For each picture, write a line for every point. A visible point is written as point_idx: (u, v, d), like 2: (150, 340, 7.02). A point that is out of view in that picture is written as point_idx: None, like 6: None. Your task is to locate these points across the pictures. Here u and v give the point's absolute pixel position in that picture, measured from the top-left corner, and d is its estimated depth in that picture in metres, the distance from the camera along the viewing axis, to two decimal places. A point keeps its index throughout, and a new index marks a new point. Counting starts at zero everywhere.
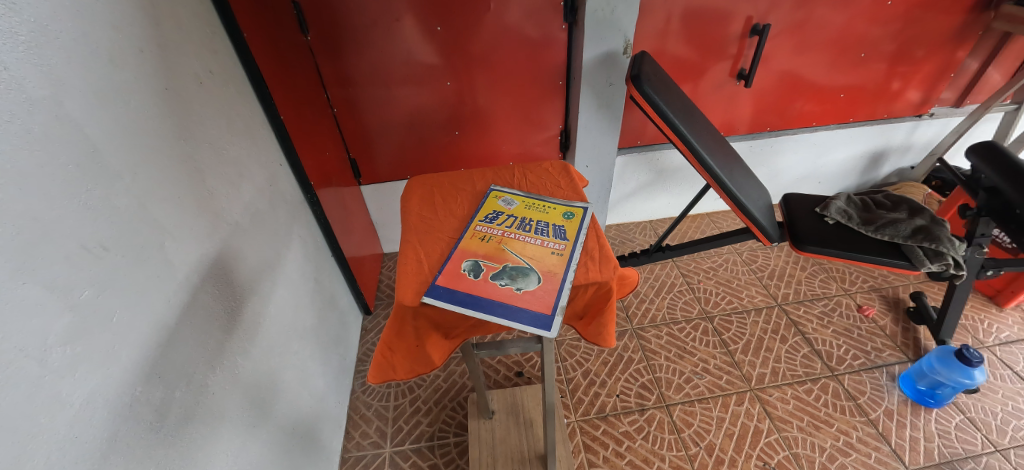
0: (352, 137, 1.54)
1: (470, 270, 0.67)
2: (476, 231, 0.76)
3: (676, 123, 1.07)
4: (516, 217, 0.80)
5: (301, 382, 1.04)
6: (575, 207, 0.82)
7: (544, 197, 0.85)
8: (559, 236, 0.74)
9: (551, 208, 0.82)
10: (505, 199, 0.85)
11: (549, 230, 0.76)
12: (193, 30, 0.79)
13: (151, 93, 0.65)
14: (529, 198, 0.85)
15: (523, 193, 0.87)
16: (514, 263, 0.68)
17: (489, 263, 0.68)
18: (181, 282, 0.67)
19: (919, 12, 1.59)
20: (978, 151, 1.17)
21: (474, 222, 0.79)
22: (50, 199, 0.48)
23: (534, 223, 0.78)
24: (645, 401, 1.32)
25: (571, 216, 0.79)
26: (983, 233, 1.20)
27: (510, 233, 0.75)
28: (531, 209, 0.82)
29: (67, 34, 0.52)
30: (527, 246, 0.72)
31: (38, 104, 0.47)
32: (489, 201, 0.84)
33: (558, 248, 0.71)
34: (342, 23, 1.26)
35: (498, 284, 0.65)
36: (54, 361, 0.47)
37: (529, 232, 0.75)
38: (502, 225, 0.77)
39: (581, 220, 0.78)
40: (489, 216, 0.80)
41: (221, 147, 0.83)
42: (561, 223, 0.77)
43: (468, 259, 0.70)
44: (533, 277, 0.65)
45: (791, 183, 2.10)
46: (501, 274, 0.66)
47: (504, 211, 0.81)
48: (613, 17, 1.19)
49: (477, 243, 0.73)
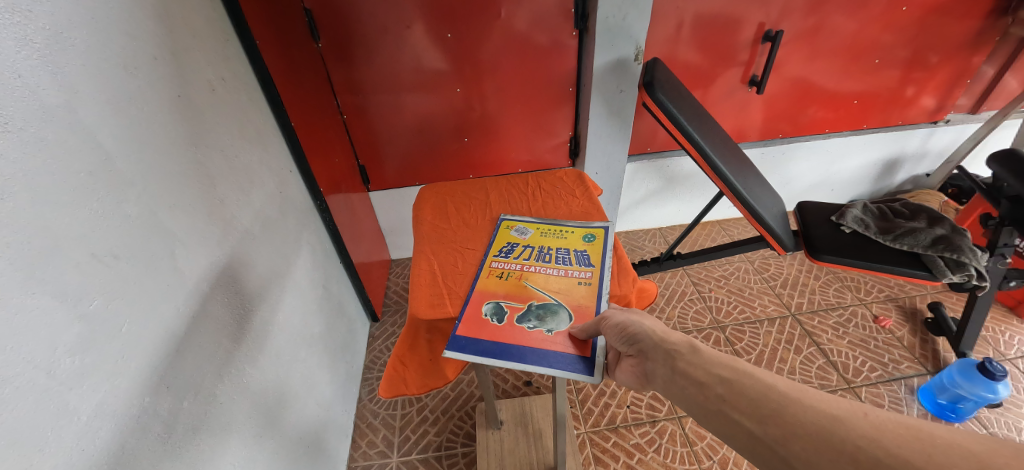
0: (362, 143, 1.54)
1: (493, 315, 0.64)
2: (492, 268, 0.73)
3: (689, 130, 1.06)
4: (532, 248, 0.77)
5: (308, 390, 1.03)
6: (594, 228, 0.80)
7: (559, 220, 0.83)
8: (583, 263, 0.72)
9: (570, 233, 0.79)
10: (516, 229, 0.82)
11: (571, 258, 0.74)
12: (207, 38, 0.79)
13: (163, 101, 0.65)
14: (542, 223, 0.83)
15: (535, 218, 0.84)
16: (540, 300, 0.66)
17: (512, 304, 0.66)
18: (191, 291, 0.66)
19: (934, 18, 1.57)
20: (999, 159, 1.12)
21: (487, 258, 0.76)
22: (62, 207, 0.47)
23: (554, 252, 0.75)
24: (657, 412, 1.30)
25: (592, 238, 0.77)
26: (1007, 242, 1.17)
27: (530, 266, 0.73)
28: (546, 236, 0.79)
29: (81, 42, 0.52)
30: (551, 279, 0.70)
31: (52, 112, 0.47)
32: (500, 232, 0.81)
33: (584, 278, 0.69)
34: (354, 29, 1.27)
35: (527, 328, 0.62)
36: (62, 373, 0.46)
37: (549, 262, 0.73)
38: (519, 258, 0.75)
39: (603, 242, 0.76)
40: (504, 250, 0.77)
41: (233, 154, 0.83)
42: (582, 249, 0.75)
43: (488, 301, 0.67)
44: (564, 315, 0.63)
45: (803, 191, 2.07)
46: (528, 315, 0.64)
47: (518, 242, 0.79)
48: (625, 23, 1.18)
49: (496, 281, 0.70)
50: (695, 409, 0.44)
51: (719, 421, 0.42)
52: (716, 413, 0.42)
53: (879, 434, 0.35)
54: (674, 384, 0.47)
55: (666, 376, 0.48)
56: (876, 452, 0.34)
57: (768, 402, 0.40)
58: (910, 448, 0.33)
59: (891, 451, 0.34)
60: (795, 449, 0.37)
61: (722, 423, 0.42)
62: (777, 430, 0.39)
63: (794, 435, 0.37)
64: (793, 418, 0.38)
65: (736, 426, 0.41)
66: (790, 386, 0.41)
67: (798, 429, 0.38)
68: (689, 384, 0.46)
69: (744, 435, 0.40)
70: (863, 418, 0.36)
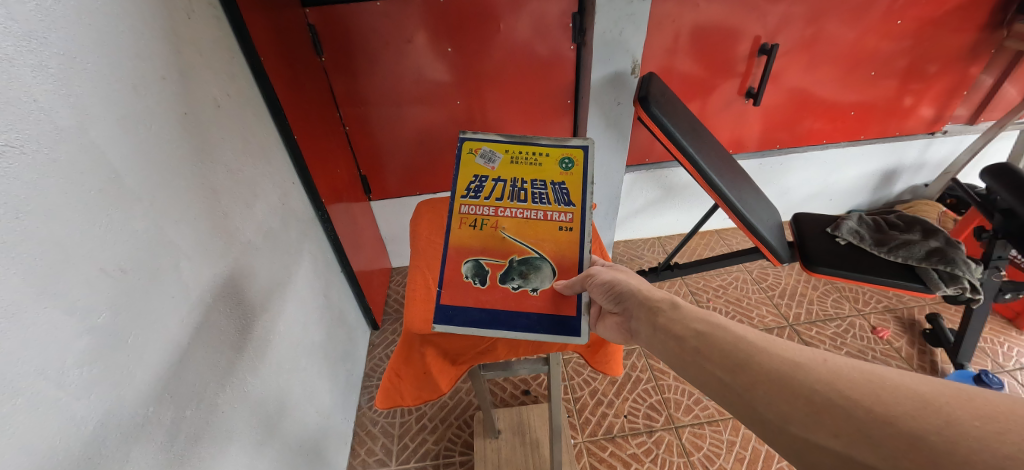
0: (363, 154, 1.56)
1: (476, 276, 0.69)
2: (464, 214, 0.72)
3: (683, 144, 1.08)
4: (505, 183, 0.73)
5: (308, 398, 1.05)
6: (572, 147, 0.74)
7: (530, 137, 0.75)
8: (562, 202, 0.71)
9: (543, 157, 0.74)
10: (483, 154, 0.75)
11: (548, 194, 0.72)
12: (213, 56, 0.82)
13: (171, 119, 0.67)
14: (512, 144, 0.75)
15: (503, 137, 0.75)
16: (521, 254, 0.69)
17: (492, 262, 0.69)
18: (195, 302, 0.68)
19: (929, 30, 1.59)
20: (992, 173, 1.13)
21: (457, 199, 0.73)
22: (72, 223, 0.49)
23: (529, 187, 0.73)
24: (654, 422, 1.30)
25: (569, 163, 0.73)
26: (1001, 254, 1.18)
27: (504, 209, 0.72)
28: (518, 164, 0.74)
29: (93, 65, 0.54)
30: (528, 224, 0.71)
31: (65, 133, 0.49)
32: (466, 159, 0.74)
33: (565, 222, 0.70)
34: (357, 43, 1.30)
35: (512, 288, 0.68)
36: (70, 383, 0.48)
37: (526, 202, 0.72)
38: (493, 198, 0.72)
39: (583, 169, 0.72)
40: (472, 187, 0.73)
41: (237, 168, 0.85)
42: (560, 181, 0.72)
43: (468, 259, 0.70)
44: (545, 270, 0.69)
45: (801, 202, 2.08)
46: (511, 274, 0.69)
47: (488, 174, 0.74)
48: (622, 38, 1.21)
49: (470, 233, 0.71)
50: (676, 358, 0.52)
51: (695, 367, 0.50)
52: (693, 363, 0.50)
53: (836, 379, 0.40)
54: (659, 338, 0.56)
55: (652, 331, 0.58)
56: (830, 394, 0.39)
57: (737, 351, 0.47)
58: (864, 389, 0.38)
59: (844, 393, 0.38)
60: (759, 393, 0.43)
61: (699, 372, 0.49)
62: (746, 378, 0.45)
63: (760, 381, 0.43)
64: (760, 365, 0.44)
65: (711, 373, 0.48)
66: (758, 338, 0.47)
67: (762, 375, 0.44)
68: (671, 336, 0.55)
69: (719, 381, 0.47)
70: (824, 365, 0.41)
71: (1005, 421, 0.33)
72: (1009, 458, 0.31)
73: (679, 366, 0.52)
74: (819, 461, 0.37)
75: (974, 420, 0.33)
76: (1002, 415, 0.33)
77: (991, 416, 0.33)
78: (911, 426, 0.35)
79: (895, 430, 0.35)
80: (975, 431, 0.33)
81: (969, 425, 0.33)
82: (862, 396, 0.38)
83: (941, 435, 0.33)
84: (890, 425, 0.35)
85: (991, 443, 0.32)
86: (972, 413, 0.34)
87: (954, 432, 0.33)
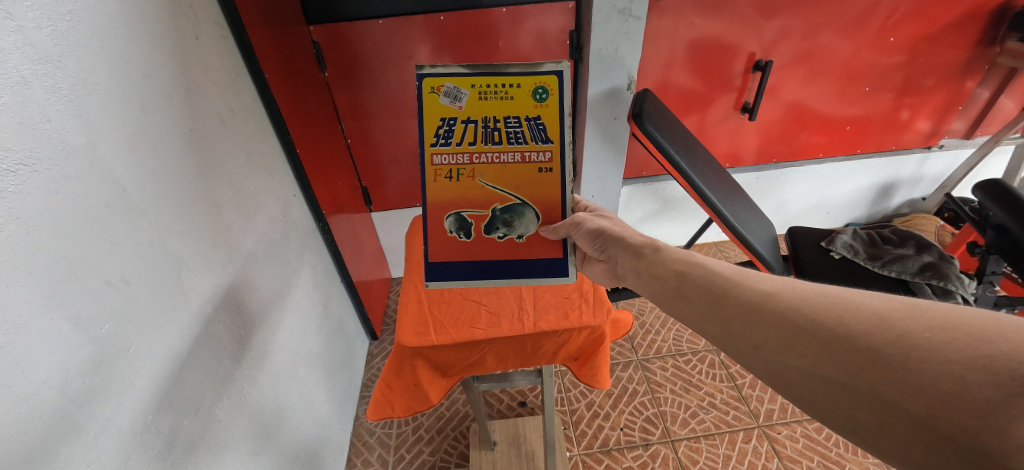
0: (365, 166, 1.59)
1: (459, 230, 0.69)
2: (436, 165, 0.66)
3: (675, 159, 1.11)
4: (476, 124, 0.65)
5: (305, 408, 1.06)
6: (545, 74, 0.63)
7: (498, 64, 0.63)
8: (540, 140, 0.65)
9: (514, 87, 0.64)
10: (446, 91, 0.64)
11: (524, 132, 0.65)
12: (219, 73, 0.85)
13: (177, 136, 0.70)
14: (478, 76, 0.63)
15: (467, 67, 0.63)
16: (503, 202, 0.68)
17: (474, 213, 0.69)
18: (195, 312, 0.70)
19: (923, 46, 1.62)
20: (983, 188, 1.14)
21: (427, 149, 0.66)
22: (79, 238, 0.51)
23: (502, 126, 0.65)
24: (650, 435, 1.30)
25: (544, 93, 0.64)
26: (994, 270, 1.19)
27: (479, 155, 0.66)
28: (486, 99, 0.64)
29: (104, 85, 0.57)
30: (505, 169, 0.67)
31: (75, 151, 0.52)
32: (427, 100, 0.64)
33: (545, 162, 0.67)
34: (360, 58, 1.34)
35: (498, 238, 0.70)
36: (73, 392, 0.49)
37: (501, 144, 0.66)
38: (465, 144, 0.66)
39: (560, 100, 0.64)
40: (440, 133, 0.65)
41: (240, 182, 0.87)
42: (536, 116, 0.64)
43: (449, 213, 0.69)
44: (529, 217, 0.69)
45: (798, 215, 2.09)
46: (495, 224, 0.69)
47: (455, 116, 0.64)
48: (618, 55, 1.23)
49: (446, 186, 0.67)
50: (663, 297, 0.59)
51: (678, 302, 0.57)
52: (678, 300, 0.57)
53: (804, 306, 0.45)
54: (645, 279, 0.63)
55: (639, 274, 0.64)
56: (796, 319, 0.44)
57: (715, 287, 0.53)
58: (828, 313, 0.43)
59: (808, 316, 0.44)
60: (735, 323, 0.49)
61: (682, 308, 0.56)
62: (723, 311, 0.51)
63: (735, 313, 0.50)
64: (735, 298, 0.51)
65: (692, 307, 0.55)
66: (735, 274, 0.54)
67: (737, 305, 0.50)
68: (657, 279, 0.61)
69: (700, 314, 0.53)
70: (792, 293, 0.47)
71: (953, 330, 0.36)
72: (952, 364, 0.35)
73: (665, 304, 0.59)
74: (789, 377, 0.43)
75: (925, 332, 0.37)
76: (951, 324, 0.37)
77: (941, 326, 0.37)
78: (867, 341, 0.39)
79: (853, 346, 0.40)
80: (924, 342, 0.37)
81: (919, 337, 0.37)
82: (825, 319, 0.43)
83: (894, 347, 0.38)
84: (849, 342, 0.40)
85: (937, 351, 0.36)
86: (923, 325, 0.38)
87: (906, 344, 0.37)
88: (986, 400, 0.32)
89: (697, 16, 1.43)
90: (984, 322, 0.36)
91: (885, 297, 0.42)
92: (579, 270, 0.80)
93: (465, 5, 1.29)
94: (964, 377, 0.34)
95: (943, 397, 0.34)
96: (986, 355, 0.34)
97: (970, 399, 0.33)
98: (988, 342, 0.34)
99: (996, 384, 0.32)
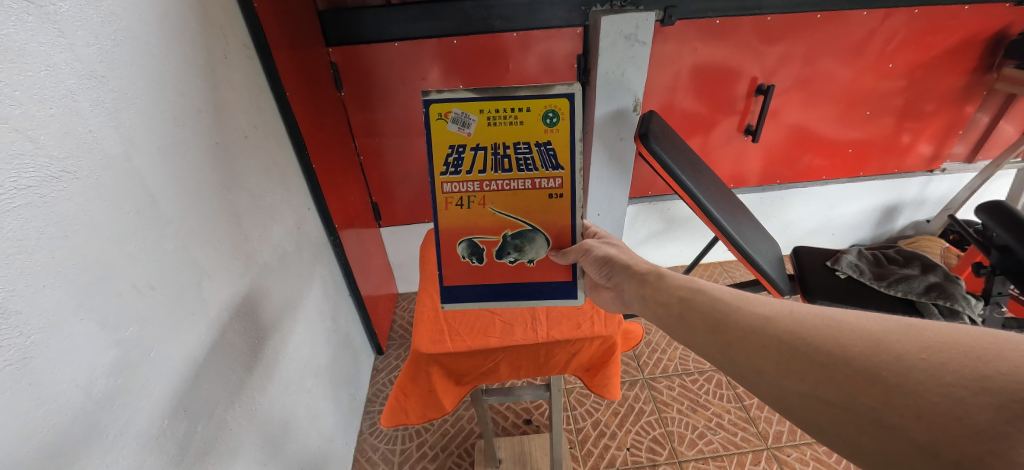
0: (376, 182, 1.63)
1: (471, 255, 0.72)
2: (447, 194, 0.68)
3: (681, 178, 1.14)
4: (485, 151, 0.65)
5: (312, 420, 1.06)
6: (556, 96, 0.63)
7: (507, 89, 0.62)
8: (551, 167, 0.66)
9: (523, 112, 0.63)
10: (454, 117, 0.64)
11: (534, 159, 0.66)
12: (244, 90, 0.88)
13: (203, 149, 0.73)
14: (486, 100, 0.63)
15: (476, 92, 0.63)
16: (514, 229, 0.70)
17: (486, 240, 0.71)
18: (212, 319, 0.71)
19: (922, 72, 1.66)
20: (986, 209, 1.15)
21: (438, 178, 0.67)
22: (112, 243, 0.54)
23: (512, 152, 0.65)
24: (657, 455, 1.28)
25: (554, 117, 0.63)
26: (1000, 290, 1.21)
27: (489, 183, 0.67)
28: (496, 126, 0.64)
29: (140, 99, 0.60)
30: (515, 196, 0.68)
31: (112, 161, 0.54)
32: (436, 128, 0.65)
33: (555, 189, 0.68)
34: (375, 80, 1.40)
35: (509, 261, 0.72)
36: (97, 392, 0.51)
37: (511, 171, 0.66)
38: (475, 171, 0.67)
39: (571, 124, 0.64)
40: (449, 162, 0.66)
41: (259, 194, 0.90)
42: (545, 141, 0.65)
43: (461, 240, 0.71)
44: (540, 241, 0.71)
45: (804, 235, 2.10)
46: (506, 249, 0.71)
47: (464, 143, 0.65)
48: (624, 78, 1.27)
49: (458, 213, 0.69)
50: (667, 322, 0.60)
51: (682, 326, 0.58)
52: (682, 325, 0.58)
53: (801, 328, 0.46)
54: (648, 305, 0.64)
55: (642, 299, 0.65)
56: (795, 343, 0.46)
57: (716, 311, 0.55)
58: (825, 336, 0.44)
59: (806, 340, 0.45)
60: (737, 348, 0.50)
61: (686, 333, 0.57)
62: (726, 335, 0.52)
63: (735, 337, 0.51)
64: (735, 323, 0.52)
65: (694, 332, 0.56)
66: (736, 299, 0.55)
67: (738, 330, 0.51)
68: (660, 304, 0.62)
69: (703, 339, 0.55)
70: (791, 317, 0.48)
71: (947, 350, 0.38)
72: (950, 385, 0.36)
73: (671, 329, 0.60)
74: (792, 402, 0.44)
75: (920, 353, 0.38)
76: (946, 344, 0.38)
77: (936, 346, 0.38)
78: (864, 364, 0.40)
79: (850, 368, 0.41)
80: (921, 363, 0.38)
81: (915, 359, 0.38)
82: (823, 342, 0.44)
83: (891, 369, 0.39)
84: (847, 365, 0.41)
85: (934, 372, 0.37)
86: (918, 346, 0.39)
87: (903, 366, 0.38)
88: (988, 423, 0.33)
89: (700, 43, 1.48)
90: (981, 341, 0.37)
91: (881, 318, 0.44)
92: (586, 296, 0.81)
93: (477, 29, 1.34)
94: (963, 399, 0.35)
95: (943, 420, 0.35)
96: (984, 375, 0.35)
97: (972, 422, 0.34)
98: (984, 362, 0.36)
99: (996, 406, 0.33)
